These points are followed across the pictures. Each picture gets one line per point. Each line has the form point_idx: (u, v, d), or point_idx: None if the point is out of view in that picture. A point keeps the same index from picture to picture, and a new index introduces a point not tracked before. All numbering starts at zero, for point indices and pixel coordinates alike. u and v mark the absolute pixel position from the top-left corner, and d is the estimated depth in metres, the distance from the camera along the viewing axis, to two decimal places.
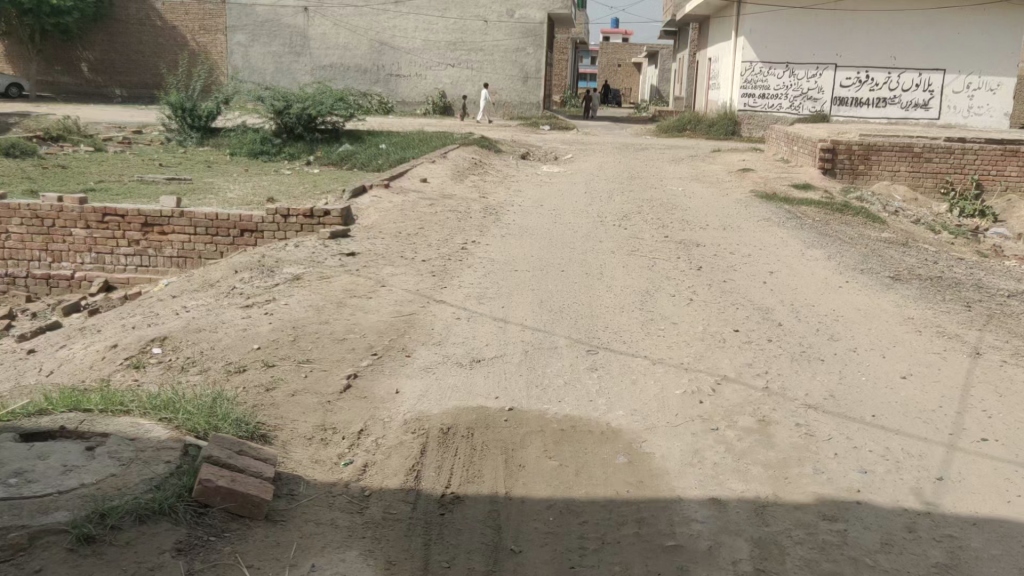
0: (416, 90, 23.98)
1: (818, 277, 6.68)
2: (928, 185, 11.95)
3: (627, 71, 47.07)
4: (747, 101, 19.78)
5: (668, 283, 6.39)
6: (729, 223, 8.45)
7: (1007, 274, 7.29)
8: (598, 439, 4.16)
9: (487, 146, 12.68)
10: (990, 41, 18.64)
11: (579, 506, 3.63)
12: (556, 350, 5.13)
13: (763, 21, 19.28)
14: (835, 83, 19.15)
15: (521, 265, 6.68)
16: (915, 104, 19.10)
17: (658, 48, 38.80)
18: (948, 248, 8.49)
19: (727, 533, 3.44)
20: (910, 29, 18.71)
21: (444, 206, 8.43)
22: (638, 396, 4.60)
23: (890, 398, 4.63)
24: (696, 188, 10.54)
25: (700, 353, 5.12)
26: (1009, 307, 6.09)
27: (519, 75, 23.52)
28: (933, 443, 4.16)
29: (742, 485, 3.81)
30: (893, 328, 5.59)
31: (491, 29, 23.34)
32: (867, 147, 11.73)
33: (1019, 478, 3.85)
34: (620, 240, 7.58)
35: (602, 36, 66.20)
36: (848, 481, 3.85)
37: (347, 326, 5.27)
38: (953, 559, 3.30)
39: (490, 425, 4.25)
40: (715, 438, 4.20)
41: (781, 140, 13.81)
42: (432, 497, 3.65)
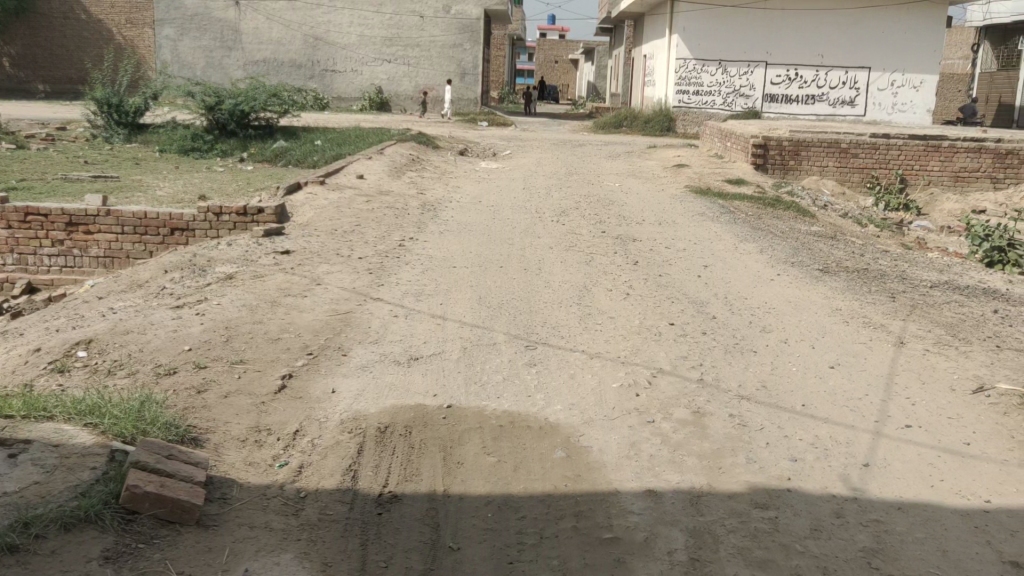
0: (353, 86, 23.68)
1: (751, 270, 6.82)
2: (855, 180, 12.27)
3: (564, 69, 47.26)
4: (682, 98, 20.02)
5: (605, 278, 6.45)
6: (664, 218, 8.58)
7: (929, 265, 7.54)
8: (535, 434, 4.18)
9: (424, 142, 12.60)
10: (913, 40, 19.27)
11: (518, 502, 3.64)
12: (494, 346, 5.12)
13: (695, 20, 19.51)
14: (766, 81, 19.58)
15: (459, 262, 6.66)
16: (842, 101, 19.68)
17: (595, 45, 39.08)
18: (874, 241, 8.75)
19: (663, 524, 3.49)
20: (837, 27, 19.23)
21: (381, 202, 8.36)
22: (575, 390, 4.63)
23: (819, 387, 4.75)
24: (632, 183, 10.65)
25: (637, 347, 5.18)
26: (930, 297, 6.32)
27: (457, 71, 23.45)
28: (860, 431, 4.29)
29: (677, 476, 3.87)
30: (822, 319, 5.74)
31: (427, 25, 23.23)
32: (797, 143, 12.03)
33: (941, 463, 3.99)
34: (557, 236, 7.62)
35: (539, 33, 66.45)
36: (779, 469, 3.94)
37: (282, 325, 5.19)
38: (879, 542, 3.41)
39: (427, 423, 4.23)
40: (651, 431, 4.25)
41: (715, 137, 14.03)
42: (370, 497, 3.62)
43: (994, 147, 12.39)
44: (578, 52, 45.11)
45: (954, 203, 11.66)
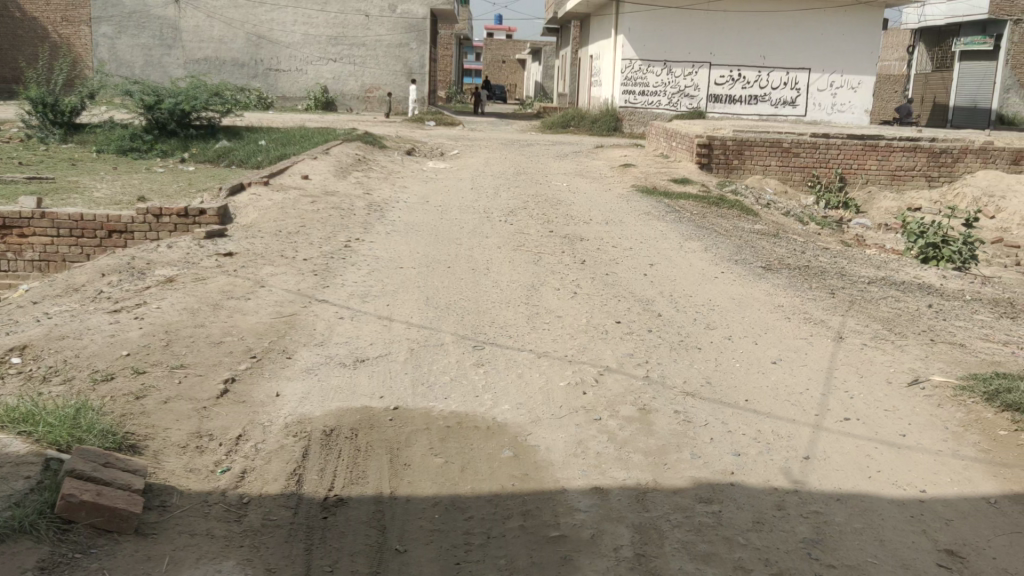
0: (297, 85, 23.39)
1: (696, 268, 6.91)
2: (797, 178, 12.50)
3: (512, 68, 47.44)
4: (628, 98, 19.93)
5: (553, 277, 6.49)
6: (611, 217, 8.65)
7: (866, 262, 7.74)
8: (483, 435, 4.18)
9: (371, 142, 12.51)
10: (850, 43, 19.82)
11: (465, 502, 3.63)
12: (442, 347, 5.11)
13: (640, 20, 19.42)
14: (709, 81, 19.87)
15: (407, 262, 6.64)
16: (784, 102, 20.12)
17: (542, 45, 39.27)
18: (816, 238, 8.94)
19: (609, 521, 3.52)
20: (778, 29, 19.65)
21: (326, 203, 8.28)
22: (523, 390, 4.64)
23: (762, 382, 4.84)
24: (579, 183, 10.72)
25: (584, 346, 5.21)
26: (867, 292, 6.48)
27: (404, 71, 23.38)
28: (801, 424, 4.37)
29: (623, 472, 3.90)
30: (765, 315, 5.85)
31: (373, 24, 23.10)
32: (740, 143, 12.23)
33: (878, 455, 4.10)
34: (505, 235, 7.63)
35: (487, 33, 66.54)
36: (722, 464, 4.00)
37: (225, 329, 5.11)
38: (818, 534, 3.48)
39: (374, 425, 4.21)
40: (598, 428, 4.28)
41: (661, 137, 14.19)
42: (315, 501, 3.58)
43: (928, 146, 12.77)
44: (525, 52, 45.29)
45: (891, 201, 12.00)
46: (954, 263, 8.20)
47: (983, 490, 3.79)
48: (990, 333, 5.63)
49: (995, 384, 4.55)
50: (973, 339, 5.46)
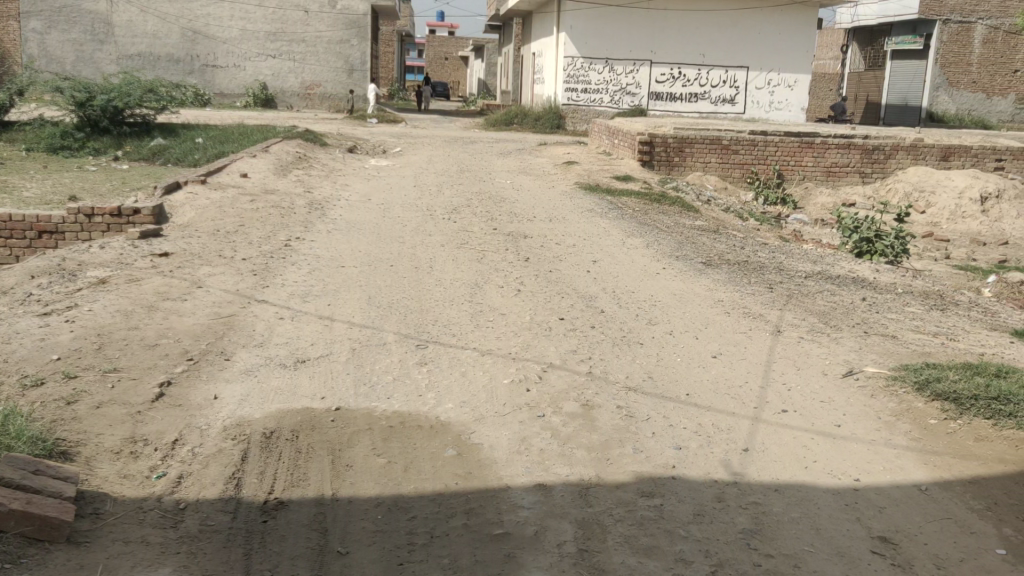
0: (235, 81, 22.97)
1: (638, 264, 6.98)
2: (736, 175, 12.73)
3: (454, 65, 47.37)
4: (570, 96, 20.04)
5: (497, 274, 6.49)
6: (554, 214, 8.69)
7: (804, 257, 7.91)
8: (426, 434, 4.16)
9: (312, 140, 12.34)
10: (787, 42, 20.26)
11: (408, 502, 3.61)
12: (384, 346, 5.07)
13: (582, 18, 19.52)
14: (651, 79, 20.09)
15: (349, 260, 6.58)
16: (723, 100, 20.46)
17: (485, 41, 39.25)
18: (754, 234, 9.12)
19: (553, 517, 3.53)
20: (717, 27, 19.98)
21: (266, 201, 8.14)
22: (467, 388, 4.63)
23: (703, 376, 4.91)
24: (523, 181, 10.74)
25: (528, 343, 5.22)
26: (804, 286, 6.62)
27: (345, 67, 23.13)
28: (740, 417, 4.45)
29: (567, 468, 3.92)
30: (705, 310, 5.94)
31: (312, 20, 22.81)
32: (681, 140, 12.43)
33: (814, 445, 4.19)
34: (448, 233, 7.61)
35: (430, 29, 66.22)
36: (664, 458, 4.05)
37: (160, 331, 4.99)
38: (757, 524, 3.55)
39: (315, 426, 4.16)
40: (541, 425, 4.29)
41: (603, 135, 14.29)
42: (254, 505, 3.52)
43: (861, 143, 13.11)
44: (467, 49, 45.23)
45: (827, 197, 12.28)
46: (886, 257, 8.44)
47: (915, 478, 3.91)
48: (921, 324, 5.80)
49: (925, 373, 4.70)
50: (904, 331, 5.62)
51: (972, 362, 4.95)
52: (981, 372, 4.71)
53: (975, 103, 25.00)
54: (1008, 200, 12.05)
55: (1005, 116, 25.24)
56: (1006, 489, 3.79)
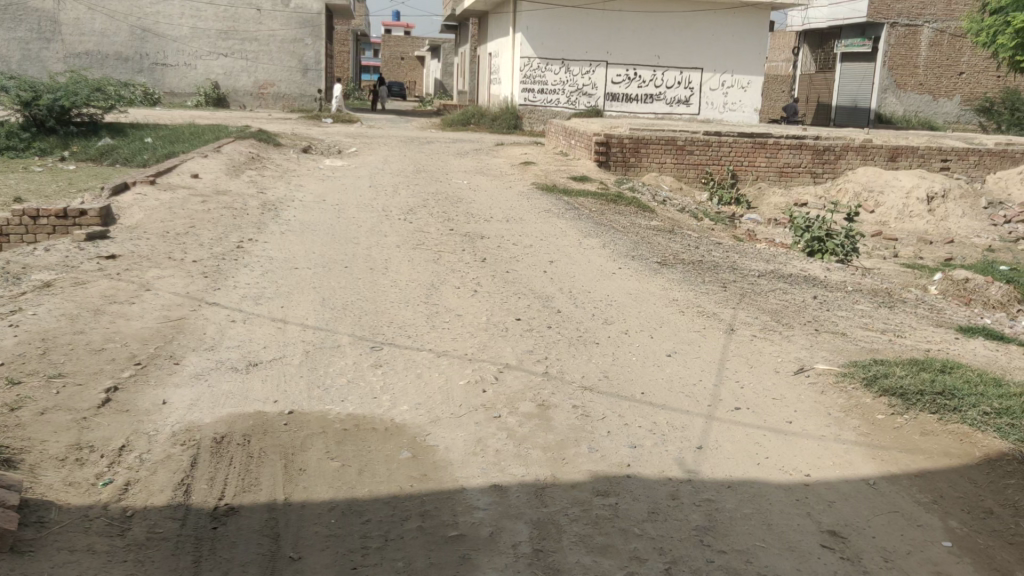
0: (186, 81, 22.60)
1: (595, 264, 7.01)
2: (691, 175, 12.86)
3: (410, 65, 47.23)
4: (527, 96, 20.06)
5: (453, 275, 6.47)
6: (511, 215, 8.69)
7: (757, 256, 8.01)
8: (381, 436, 4.13)
9: (264, 140, 12.18)
10: (740, 43, 20.55)
11: (362, 506, 3.57)
12: (338, 348, 5.02)
13: (538, 19, 19.55)
14: (607, 80, 20.21)
15: (302, 262, 6.51)
16: (678, 100, 20.68)
17: (441, 41, 39.12)
18: (708, 233, 9.22)
19: (508, 518, 3.53)
20: (671, 29, 20.19)
21: (218, 202, 8.01)
22: (422, 390, 4.60)
23: (657, 375, 4.95)
24: (480, 181, 10.71)
25: (484, 344, 5.21)
26: (757, 285, 6.71)
27: (299, 67, 22.92)
28: (695, 415, 4.49)
29: (523, 469, 3.92)
30: (660, 309, 5.99)
31: (265, 18, 22.57)
32: (636, 140, 12.53)
33: (767, 442, 4.25)
34: (404, 234, 7.57)
35: (385, 29, 65.85)
36: (619, 457, 4.07)
37: (107, 335, 4.88)
38: (711, 521, 3.58)
39: (268, 430, 4.10)
40: (497, 426, 4.28)
41: (560, 135, 14.34)
42: (204, 511, 3.45)
43: (813, 143, 13.32)
44: (423, 48, 45.08)
45: (780, 197, 12.47)
46: (838, 256, 8.59)
47: (863, 472, 3.98)
48: (869, 321, 5.91)
49: (873, 370, 4.81)
50: (854, 328, 5.72)
51: (918, 358, 5.06)
52: (926, 367, 4.83)
53: (922, 104, 25.52)
54: (953, 199, 12.34)
55: (951, 117, 25.84)
56: (950, 481, 3.87)
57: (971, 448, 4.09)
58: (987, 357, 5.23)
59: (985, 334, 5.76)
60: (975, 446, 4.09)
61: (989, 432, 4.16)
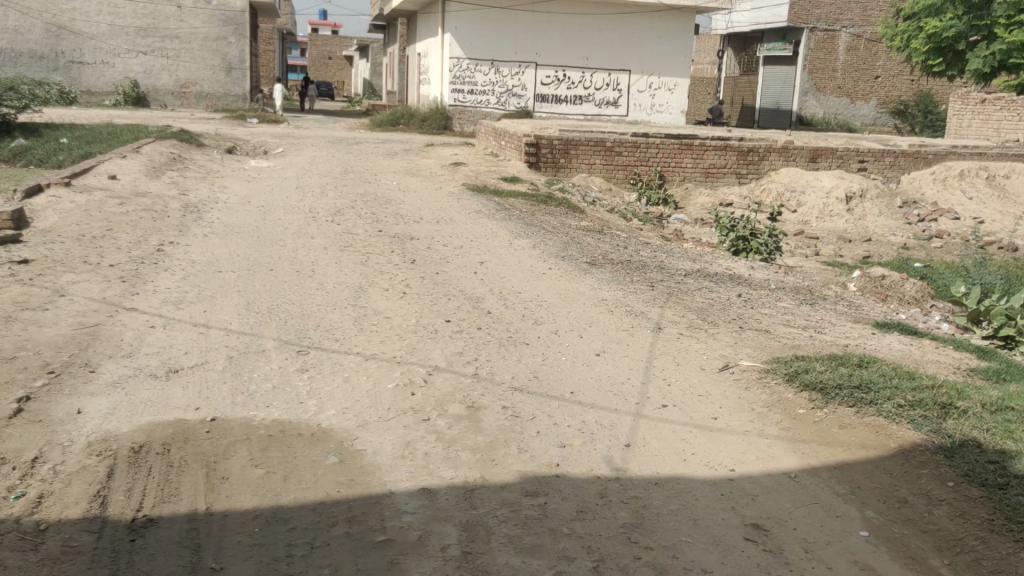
0: (104, 79, 21.90)
1: (524, 265, 7.04)
2: (619, 176, 13.02)
3: (338, 65, 46.79)
4: (457, 97, 20.01)
5: (381, 277, 6.40)
6: (440, 215, 8.67)
7: (684, 255, 8.15)
8: (307, 441, 4.06)
9: (187, 140, 11.89)
10: (666, 45, 20.91)
11: (287, 513, 3.50)
12: (263, 353, 4.92)
13: (466, 20, 19.54)
14: (536, 81, 20.33)
15: (225, 265, 6.37)
16: (607, 102, 20.92)
17: (370, 40, 38.74)
18: (636, 233, 9.34)
19: (436, 521, 3.50)
20: (599, 31, 20.42)
21: (136, 204, 7.78)
22: (350, 394, 4.55)
23: (587, 374, 4.99)
24: (411, 182, 10.64)
25: (412, 346, 5.17)
26: (684, 284, 6.82)
27: (222, 66, 22.45)
28: (623, 413, 4.54)
29: (451, 471, 3.90)
30: (589, 309, 6.04)
31: (186, 16, 22.03)
32: (566, 141, 12.63)
33: (692, 438, 4.32)
34: (332, 236, 7.46)
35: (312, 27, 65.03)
36: (547, 457, 4.08)
37: (17, 343, 4.69)
38: (638, 518, 3.62)
39: (189, 438, 3.99)
40: (425, 429, 4.25)
41: (490, 136, 14.36)
42: (122, 523, 3.34)
43: (737, 145, 13.62)
44: (352, 47, 44.65)
45: (706, 197, 12.72)
46: (761, 254, 8.80)
47: (785, 466, 4.07)
48: (791, 319, 6.06)
49: (795, 366, 4.94)
50: (777, 325, 5.87)
51: (837, 353, 5.22)
52: (845, 362, 4.98)
53: (841, 106, 26.58)
54: (871, 199, 12.76)
55: (868, 119, 26.84)
56: (868, 472, 3.99)
57: (886, 439, 4.23)
58: (901, 352, 5.42)
59: (899, 329, 5.97)
60: (890, 438, 4.23)
61: (903, 424, 4.31)
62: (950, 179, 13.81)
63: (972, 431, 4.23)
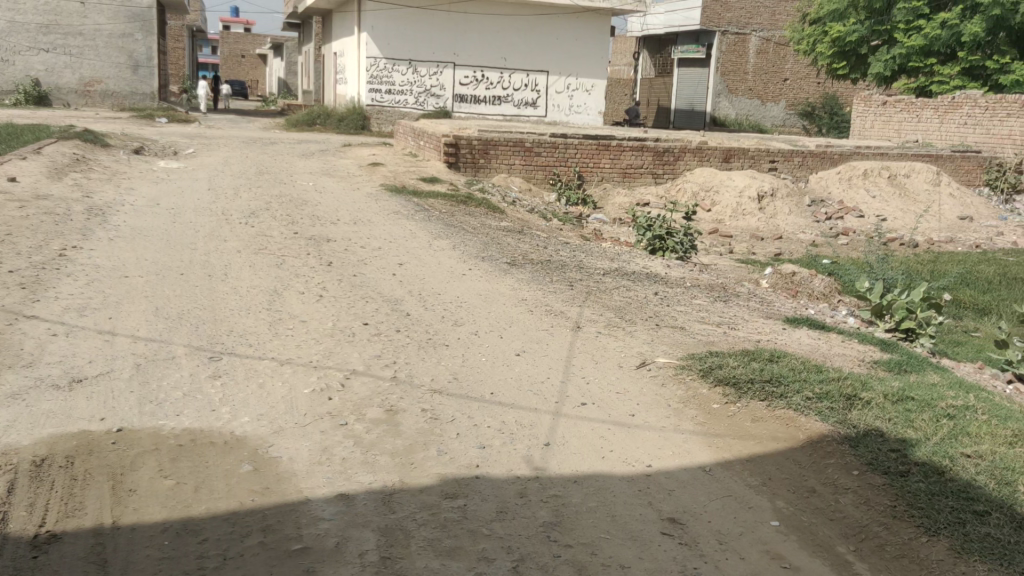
0: (3, 78, 20.94)
1: (444, 266, 7.01)
2: (539, 176, 13.10)
3: (251, 63, 45.85)
4: (374, 97, 19.82)
5: (297, 280, 6.28)
6: (358, 217, 8.56)
7: (602, 255, 8.25)
8: (219, 450, 3.95)
9: (90, 140, 11.44)
10: (583, 47, 21.16)
11: (199, 524, 3.39)
12: (173, 360, 4.78)
13: (383, 19, 19.38)
14: (454, 81, 20.29)
15: (133, 270, 6.15)
16: (525, 103, 21.04)
17: (284, 40, 38.02)
18: (555, 233, 9.42)
19: (354, 527, 3.45)
20: (516, 33, 20.54)
21: (36, 208, 7.44)
22: (264, 400, 4.45)
23: (507, 374, 5.00)
24: (327, 183, 10.48)
25: (330, 350, 5.09)
26: (602, 284, 6.90)
27: (128, 63, 21.71)
28: (542, 413, 4.56)
29: (370, 476, 3.85)
30: (509, 309, 6.05)
31: (90, 12, 21.21)
32: (485, 142, 12.65)
33: (611, 435, 4.36)
34: (246, 238, 7.29)
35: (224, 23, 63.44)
36: (468, 458, 4.07)
37: None
38: (558, 516, 3.64)
39: (95, 450, 3.84)
40: (343, 433, 4.19)
41: (408, 136, 14.27)
42: (22, 541, 3.19)
43: (654, 146, 13.86)
44: (265, 45, 43.76)
45: (624, 197, 12.91)
46: (677, 254, 8.98)
47: (700, 460, 4.16)
48: (706, 315, 6.20)
49: (709, 362, 5.05)
50: (692, 322, 6.00)
51: (749, 348, 5.36)
52: (757, 357, 5.12)
53: (752, 108, 27.29)
54: (781, 198, 13.17)
55: (778, 121, 27.66)
56: (778, 463, 4.11)
57: (796, 431, 4.36)
58: (810, 346, 5.61)
59: (807, 324, 6.19)
60: (800, 429, 4.37)
61: (811, 416, 4.46)
62: (855, 178, 14.35)
63: (876, 421, 4.41)
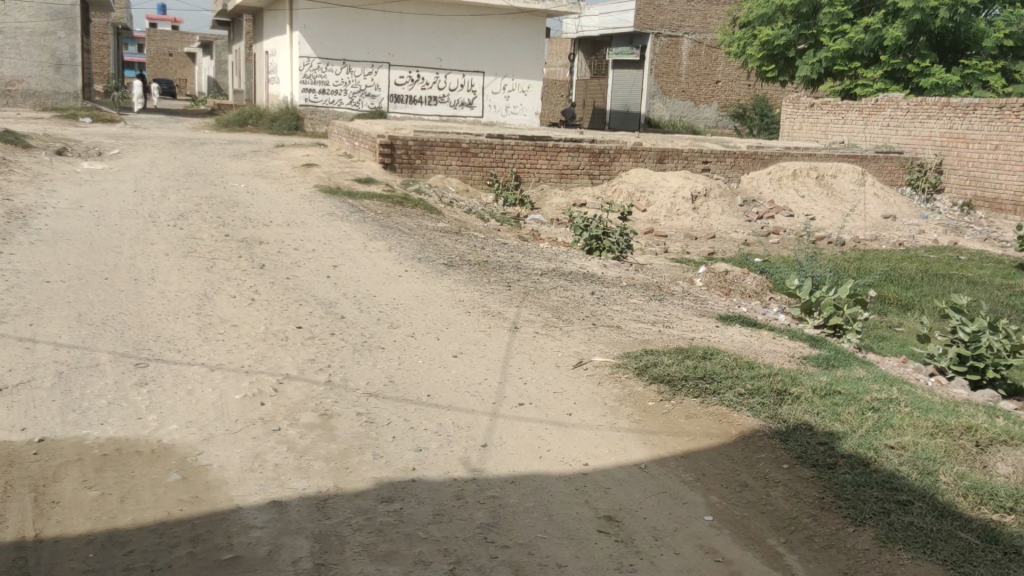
0: None
1: (379, 267, 6.94)
2: (476, 177, 13.08)
3: (180, 61, 44.79)
4: (308, 97, 19.50)
5: (228, 284, 6.14)
6: (291, 218, 8.42)
7: (540, 255, 8.28)
8: (146, 459, 3.83)
9: (8, 141, 10.99)
10: (518, 48, 21.24)
11: (125, 535, 3.29)
12: (97, 367, 4.62)
13: (315, 19, 19.17)
14: (390, 81, 20.14)
15: (55, 275, 5.94)
16: (462, 104, 21.03)
17: (214, 40, 37.25)
18: (491, 233, 9.42)
19: (287, 534, 3.38)
20: (452, 33, 20.51)
21: None
22: (193, 406, 4.33)
23: (444, 376, 4.97)
24: (260, 184, 10.30)
25: (262, 354, 4.99)
26: (539, 284, 6.92)
27: (51, 62, 20.99)
28: (479, 414, 4.54)
29: (304, 482, 3.78)
30: (446, 310, 6.03)
31: (10, 9, 20.42)
32: (421, 142, 12.58)
33: (548, 435, 4.37)
34: (174, 241, 7.10)
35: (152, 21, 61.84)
36: (404, 461, 4.03)
37: None
38: (495, 517, 3.63)
39: (14, 461, 3.69)
40: (276, 439, 4.11)
41: (343, 136, 14.10)
42: None
43: (589, 147, 13.97)
44: (194, 44, 42.81)
45: (561, 197, 12.99)
46: (613, 253, 9.06)
47: (635, 458, 4.20)
48: (641, 314, 6.27)
49: (644, 360, 5.11)
50: (628, 321, 6.06)
51: (683, 346, 5.43)
52: (690, 355, 5.19)
53: (685, 110, 27.71)
54: (714, 198, 13.43)
55: (711, 122, 28.16)
56: (711, 459, 4.17)
57: (728, 427, 4.43)
58: (742, 343, 5.71)
59: (740, 321, 6.30)
60: (732, 425, 4.44)
61: (743, 411, 4.54)
62: (784, 178, 14.70)
63: (805, 415, 4.51)
